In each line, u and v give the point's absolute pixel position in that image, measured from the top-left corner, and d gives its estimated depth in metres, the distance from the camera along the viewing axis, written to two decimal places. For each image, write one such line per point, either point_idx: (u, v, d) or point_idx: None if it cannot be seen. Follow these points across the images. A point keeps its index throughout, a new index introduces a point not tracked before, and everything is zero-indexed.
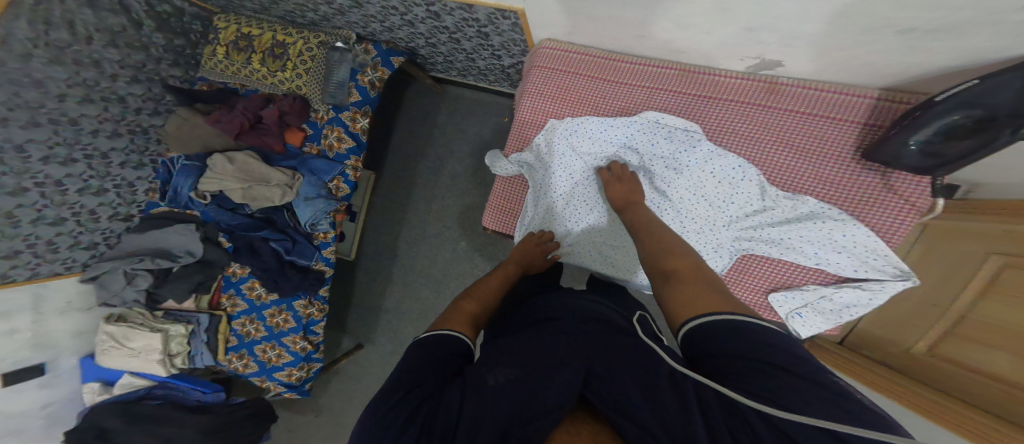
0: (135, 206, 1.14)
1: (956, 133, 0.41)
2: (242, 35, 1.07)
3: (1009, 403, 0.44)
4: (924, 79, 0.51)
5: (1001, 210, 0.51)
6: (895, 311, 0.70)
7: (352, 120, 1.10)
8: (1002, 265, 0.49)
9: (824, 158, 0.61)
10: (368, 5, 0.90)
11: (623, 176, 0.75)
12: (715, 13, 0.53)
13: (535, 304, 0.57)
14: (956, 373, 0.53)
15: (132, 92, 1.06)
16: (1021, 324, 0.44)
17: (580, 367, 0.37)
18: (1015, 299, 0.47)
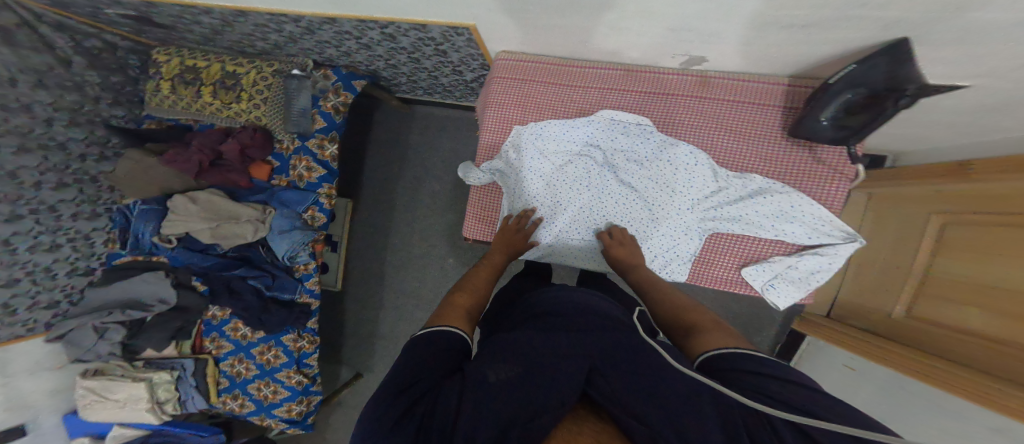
0: (95, 259, 1.20)
1: (856, 108, 0.48)
2: (186, 67, 1.13)
3: (990, 352, 0.53)
4: (818, 66, 0.55)
5: (948, 194, 0.67)
6: (873, 283, 0.82)
7: (319, 147, 1.12)
8: (949, 225, 0.66)
9: (760, 139, 0.62)
10: (321, 31, 0.89)
11: (625, 240, 0.70)
12: (645, 15, 0.52)
13: (529, 300, 0.55)
14: (933, 331, 0.65)
15: (73, 137, 1.10)
16: (983, 280, 0.57)
17: (584, 361, 0.36)
18: (969, 258, 0.60)
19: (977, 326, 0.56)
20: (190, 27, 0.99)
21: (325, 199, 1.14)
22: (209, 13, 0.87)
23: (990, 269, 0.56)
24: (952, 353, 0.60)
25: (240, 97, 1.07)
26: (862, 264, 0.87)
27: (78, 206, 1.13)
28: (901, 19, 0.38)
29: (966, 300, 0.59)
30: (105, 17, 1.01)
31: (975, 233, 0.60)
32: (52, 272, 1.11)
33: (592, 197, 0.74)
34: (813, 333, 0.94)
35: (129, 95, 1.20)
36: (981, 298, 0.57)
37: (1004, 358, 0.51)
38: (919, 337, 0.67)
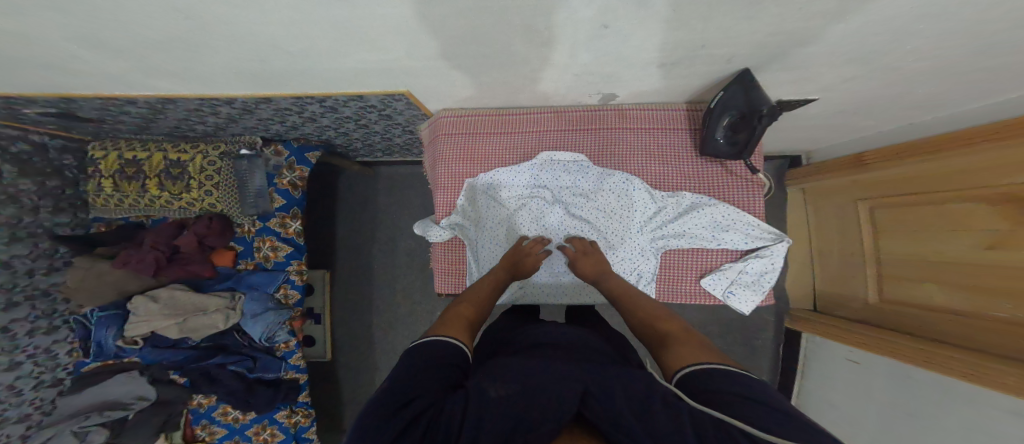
0: (62, 369, 1.15)
1: (738, 127, 0.59)
2: (127, 161, 1.10)
3: (966, 327, 0.64)
4: (703, 91, 0.63)
5: (875, 186, 0.81)
6: (838, 268, 0.94)
7: (282, 225, 1.15)
8: (874, 209, 0.82)
9: (680, 160, 0.69)
10: (260, 110, 0.89)
11: (585, 248, 0.73)
12: (572, 44, 0.54)
13: (517, 337, 0.59)
14: (905, 310, 0.76)
15: (16, 254, 1.04)
16: (931, 254, 0.70)
17: (577, 385, 0.37)
18: (908, 237, 0.75)
19: (943, 303, 0.68)
20: (120, 117, 0.98)
21: (296, 275, 1.16)
22: (138, 103, 0.87)
23: (942, 251, 0.68)
24: (932, 331, 0.70)
25: (190, 186, 1.06)
26: (824, 257, 0.99)
27: (34, 322, 1.08)
28: (783, 17, 0.42)
29: (926, 279, 0.71)
30: (27, 119, 0.95)
31: (899, 214, 0.76)
32: (16, 388, 1.06)
33: (551, 233, 0.78)
34: (804, 328, 1.01)
35: (70, 199, 1.14)
36: (936, 276, 0.69)
37: (984, 332, 0.61)
38: (899, 318, 0.77)
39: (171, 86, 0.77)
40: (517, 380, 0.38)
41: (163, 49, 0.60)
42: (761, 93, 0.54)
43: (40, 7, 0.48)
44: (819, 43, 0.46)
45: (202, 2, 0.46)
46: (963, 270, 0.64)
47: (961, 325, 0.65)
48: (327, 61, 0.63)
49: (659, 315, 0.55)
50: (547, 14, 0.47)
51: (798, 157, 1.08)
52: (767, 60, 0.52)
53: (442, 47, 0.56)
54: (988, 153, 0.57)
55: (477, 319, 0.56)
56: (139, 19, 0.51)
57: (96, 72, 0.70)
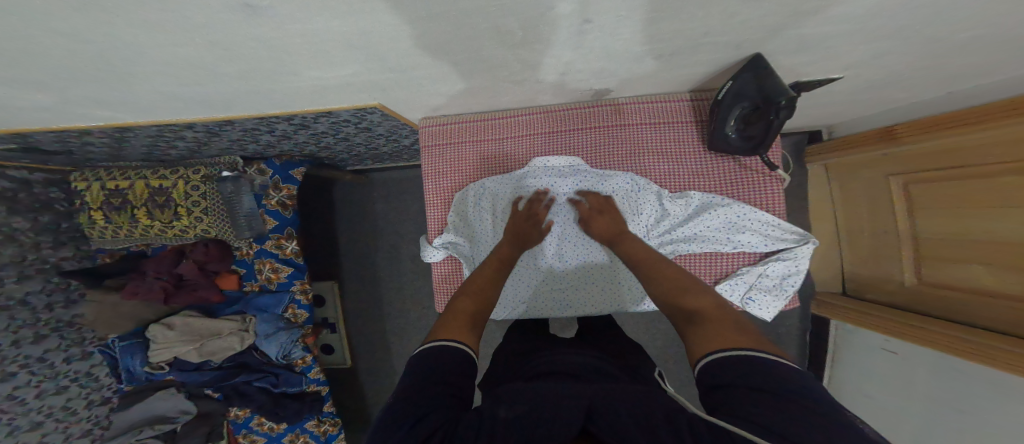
0: (107, 389, 1.22)
1: (751, 119, 0.52)
2: (110, 191, 1.05)
3: (1019, 314, 0.57)
4: (708, 80, 0.56)
5: (912, 158, 0.73)
6: (864, 244, 0.88)
7: (278, 247, 1.10)
8: (908, 183, 0.74)
9: (686, 156, 0.62)
10: (227, 132, 0.82)
11: (602, 206, 0.64)
12: (558, 41, 0.45)
13: (521, 362, 0.53)
14: (949, 294, 0.69)
15: (31, 290, 1.04)
16: (975, 233, 0.63)
17: (581, 403, 0.35)
18: (950, 215, 0.67)
19: (990, 286, 0.62)
20: (89, 147, 0.92)
21: (301, 295, 1.14)
22: (94, 133, 0.81)
23: (990, 228, 0.60)
24: (985, 317, 0.64)
25: (178, 214, 1.02)
26: (850, 236, 0.91)
27: (68, 350, 1.12)
28: None
29: (969, 259, 0.64)
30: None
31: (941, 189, 0.68)
32: (71, 408, 1.13)
33: (551, 244, 0.71)
34: (833, 315, 0.93)
35: (69, 232, 1.13)
36: (984, 258, 0.62)
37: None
38: (944, 302, 0.70)
39: (123, 117, 0.70)
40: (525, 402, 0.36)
41: (89, 81, 0.53)
42: (777, 80, 0.46)
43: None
44: (865, 15, 0.37)
45: (103, 31, 0.39)
46: (1011, 251, 0.57)
47: (1016, 312, 0.58)
48: (278, 81, 0.55)
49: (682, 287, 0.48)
50: (513, 13, 0.38)
51: (817, 132, 0.97)
52: (797, 36, 0.42)
53: (405, 55, 0.47)
54: None
55: (481, 306, 0.52)
56: (44, 54, 0.44)
57: (34, 109, 0.63)
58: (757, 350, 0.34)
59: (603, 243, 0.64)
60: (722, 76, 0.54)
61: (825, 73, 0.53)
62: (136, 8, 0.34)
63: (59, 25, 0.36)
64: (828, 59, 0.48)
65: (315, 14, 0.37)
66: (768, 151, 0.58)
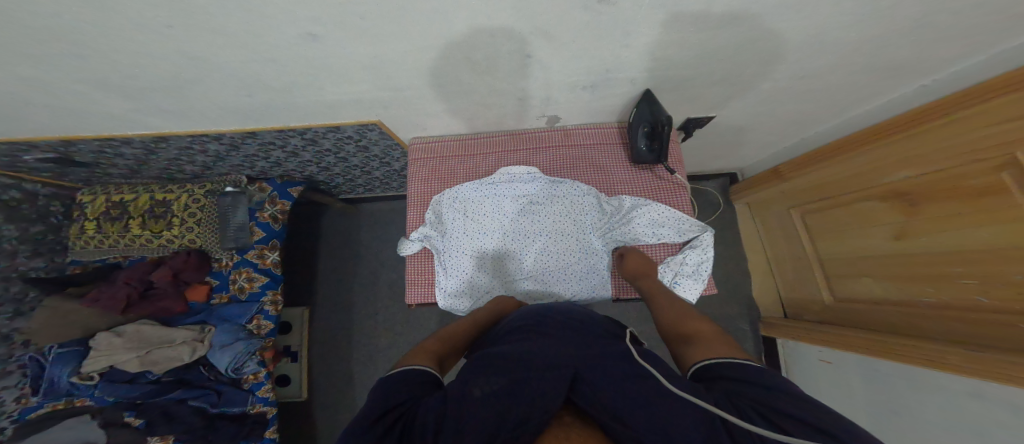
0: (5, 417, 1.02)
1: (654, 137, 0.71)
2: (113, 204, 1.14)
3: (907, 316, 0.72)
4: (624, 111, 0.78)
5: (801, 194, 0.94)
6: (789, 270, 1.04)
7: (260, 257, 1.17)
8: (805, 216, 0.94)
9: (618, 169, 0.81)
10: (246, 145, 0.98)
11: (628, 251, 0.76)
12: (516, 72, 0.65)
13: (499, 332, 0.58)
14: (855, 307, 0.84)
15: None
16: (858, 253, 0.81)
17: (568, 371, 0.40)
18: (837, 239, 0.86)
19: (885, 295, 0.77)
20: (115, 161, 1.04)
21: (269, 306, 1.16)
22: (133, 143, 0.94)
23: (868, 246, 0.78)
24: (884, 323, 0.78)
25: (171, 224, 1.10)
26: (778, 264, 1.08)
27: None
28: (670, 38, 0.54)
29: (861, 273, 0.81)
30: (24, 165, 1.00)
31: (824, 218, 0.88)
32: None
33: (515, 239, 0.82)
34: (780, 334, 1.04)
35: (49, 244, 1.15)
36: (871, 272, 0.79)
37: (925, 319, 0.68)
38: (853, 314, 0.85)
39: (169, 126, 0.86)
40: (506, 376, 0.40)
41: (165, 90, 0.70)
42: (660, 109, 0.69)
43: (57, 52, 0.56)
44: (701, 61, 0.59)
45: (205, 48, 0.57)
46: (891, 262, 0.74)
47: (905, 314, 0.72)
48: (304, 96, 0.73)
49: (689, 314, 0.55)
50: (479, 47, 0.58)
51: (735, 174, 1.23)
52: (669, 76, 0.64)
53: (401, 82, 0.67)
54: (888, 151, 0.70)
55: (446, 347, 0.56)
56: (146, 61, 0.60)
57: (99, 114, 0.78)
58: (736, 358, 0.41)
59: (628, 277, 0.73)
60: (625, 107, 0.77)
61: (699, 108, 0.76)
62: (241, 33, 0.53)
63: (175, 39, 0.54)
64: (698, 97, 0.71)
65: (349, 45, 0.56)
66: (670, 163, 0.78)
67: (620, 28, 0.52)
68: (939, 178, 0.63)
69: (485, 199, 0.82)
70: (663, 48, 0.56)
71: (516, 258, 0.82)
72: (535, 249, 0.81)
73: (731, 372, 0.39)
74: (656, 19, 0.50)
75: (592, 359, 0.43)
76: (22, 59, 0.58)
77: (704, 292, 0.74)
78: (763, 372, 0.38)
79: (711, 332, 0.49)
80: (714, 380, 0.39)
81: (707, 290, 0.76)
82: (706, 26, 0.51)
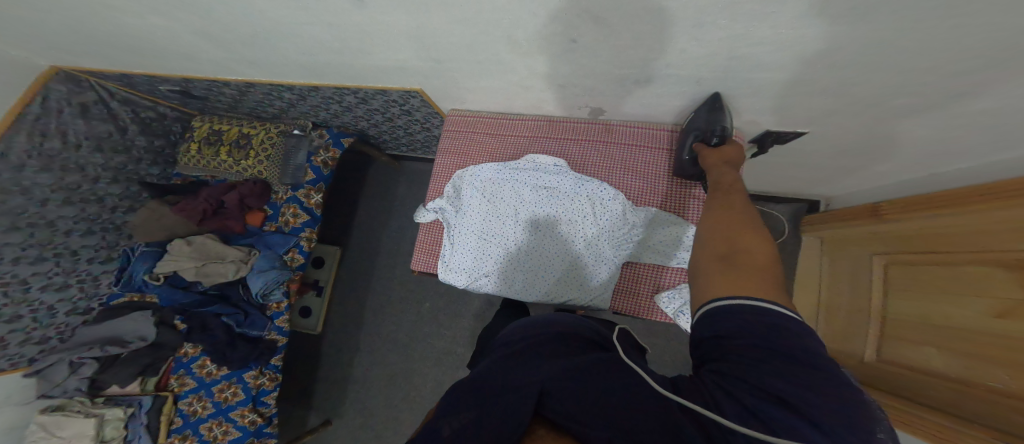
0: (96, 299, 1.25)
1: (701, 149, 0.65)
2: (212, 132, 1.34)
3: (954, 396, 0.60)
4: (680, 111, 0.70)
5: (903, 237, 0.78)
6: (841, 321, 0.90)
7: (307, 196, 1.27)
8: (886, 264, 0.80)
9: (656, 176, 0.74)
10: (311, 97, 1.07)
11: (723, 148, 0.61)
12: (561, 55, 0.60)
13: (502, 339, 0.50)
14: (899, 374, 0.71)
15: (110, 193, 1.27)
16: (930, 318, 0.67)
17: (534, 387, 0.32)
18: (913, 294, 0.72)
19: (936, 367, 0.64)
20: (218, 97, 1.21)
21: (305, 242, 1.26)
22: (230, 86, 1.08)
23: (946, 314, 0.64)
24: (924, 396, 0.66)
25: (248, 155, 1.27)
26: (830, 309, 0.95)
27: (96, 251, 1.25)
28: (743, 31, 0.46)
29: (924, 342, 0.67)
30: (158, 92, 1.22)
31: (909, 271, 0.74)
32: (54, 310, 1.16)
33: (527, 228, 0.78)
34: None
35: (166, 157, 1.40)
36: (932, 340, 0.66)
37: (972, 401, 0.56)
38: (893, 380, 0.73)
39: (253, 75, 0.97)
40: (473, 405, 0.32)
41: (248, 42, 0.78)
42: (722, 116, 0.62)
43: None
44: (781, 59, 0.50)
45: (279, 10, 0.62)
46: (962, 337, 0.60)
47: (950, 394, 0.60)
48: (358, 59, 0.76)
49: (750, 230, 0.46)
50: (519, 27, 0.55)
51: (816, 202, 1.11)
52: (731, 75, 0.56)
53: (440, 55, 0.68)
54: (1022, 208, 0.54)
55: None
56: (231, 13, 0.68)
57: (202, 58, 0.91)
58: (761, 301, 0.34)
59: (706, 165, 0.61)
60: (674, 109, 0.70)
61: (765, 116, 0.66)
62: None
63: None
64: (760, 102, 0.62)
65: (392, 13, 0.57)
66: None
67: (682, 15, 0.45)
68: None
69: (504, 182, 0.79)
70: (730, 45, 0.49)
71: (522, 248, 0.78)
72: (544, 244, 0.77)
73: (734, 329, 0.33)
74: (730, 8, 0.42)
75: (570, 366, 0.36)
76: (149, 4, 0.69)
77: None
78: (768, 330, 0.31)
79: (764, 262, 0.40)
80: (707, 345, 0.34)
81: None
82: (791, 19, 0.42)
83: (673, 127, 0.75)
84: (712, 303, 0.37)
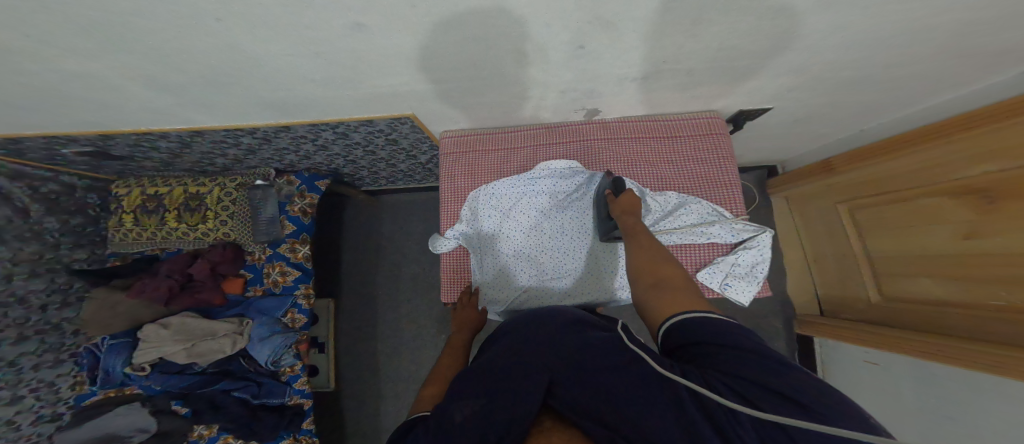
0: (63, 403, 1.08)
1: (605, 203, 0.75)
2: (148, 196, 1.12)
3: (968, 320, 0.71)
4: (680, 99, 0.74)
5: (853, 186, 0.93)
6: (832, 267, 1.06)
7: (291, 250, 1.17)
8: (851, 209, 0.95)
9: (662, 163, 0.79)
10: (277, 140, 0.96)
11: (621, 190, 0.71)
12: (573, 60, 0.60)
13: (506, 325, 0.57)
14: (909, 308, 0.84)
15: (32, 289, 1.04)
16: (914, 255, 0.80)
17: (543, 378, 0.38)
18: (888, 234, 0.86)
19: (940, 295, 0.76)
20: (150, 154, 1.02)
21: (303, 299, 1.17)
22: (169, 136, 0.91)
23: (928, 245, 0.77)
24: (945, 326, 0.76)
25: (205, 217, 1.08)
26: (819, 260, 1.11)
27: (42, 356, 1.04)
28: (741, 27, 0.50)
29: (918, 273, 0.80)
30: (61, 159, 0.99)
31: (874, 213, 0.89)
32: (15, 424, 1.00)
33: (552, 236, 0.82)
34: (818, 333, 1.08)
35: (90, 236, 1.17)
36: (926, 273, 0.78)
37: (982, 321, 0.68)
38: (907, 315, 0.85)
39: (207, 121, 0.84)
40: (488, 391, 0.38)
41: (204, 81, 0.66)
42: (620, 179, 0.74)
43: (83, 41, 0.53)
44: (791, 41, 0.54)
45: (249, 39, 0.54)
46: (954, 262, 0.72)
47: (967, 317, 0.71)
48: (343, 87, 0.70)
49: (663, 260, 0.56)
50: (530, 37, 0.54)
51: (773, 167, 1.26)
52: (736, 65, 0.60)
53: (440, 77, 0.65)
54: (956, 141, 0.68)
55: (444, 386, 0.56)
56: (190, 53, 0.58)
57: (142, 109, 0.76)
58: (694, 313, 0.43)
59: (617, 209, 0.68)
60: (669, 100, 0.74)
61: (748, 98, 0.73)
62: (279, 19, 0.49)
63: (222, 31, 0.52)
64: (750, 82, 0.67)
65: (393, 32, 0.52)
66: (713, 160, 0.78)
67: (701, 13, 0.47)
68: (1005, 179, 0.60)
69: (524, 195, 0.81)
70: (735, 37, 0.52)
71: (553, 257, 0.81)
72: (574, 248, 0.81)
73: (703, 333, 0.39)
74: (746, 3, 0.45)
75: (581, 348, 0.43)
76: (62, 51, 0.55)
77: (756, 293, 0.75)
78: (721, 333, 0.38)
79: (682, 284, 0.51)
80: (688, 339, 0.40)
81: (759, 293, 0.76)
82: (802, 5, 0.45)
83: (667, 116, 0.81)
84: (671, 319, 0.45)
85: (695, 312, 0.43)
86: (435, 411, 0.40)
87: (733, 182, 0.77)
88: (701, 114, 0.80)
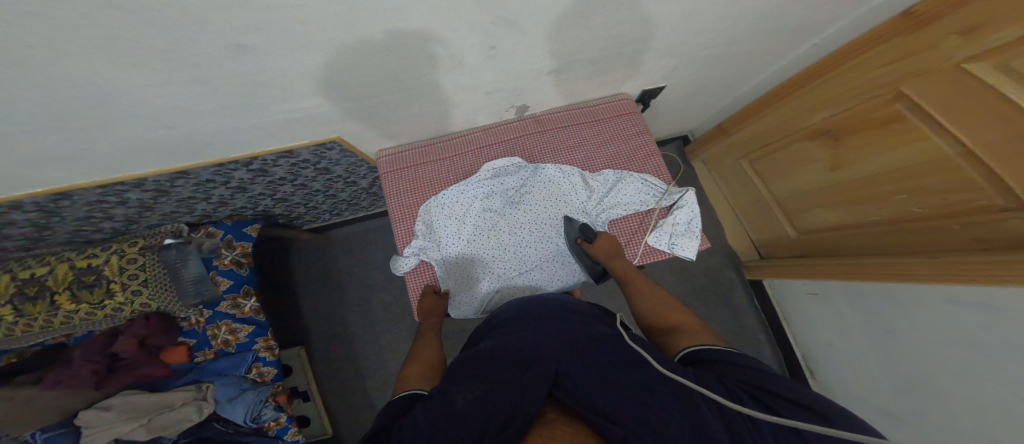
0: None
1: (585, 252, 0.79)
2: (22, 281, 0.93)
3: (866, 236, 0.84)
4: (592, 85, 0.78)
5: (750, 140, 1.07)
6: (755, 211, 1.18)
7: (235, 306, 1.08)
8: (755, 161, 1.09)
9: (591, 145, 0.83)
10: (179, 189, 0.88)
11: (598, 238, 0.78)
12: (487, 61, 0.60)
13: (496, 315, 0.62)
14: (819, 237, 0.97)
15: None
16: (810, 191, 0.94)
17: (548, 369, 0.41)
18: (787, 177, 1.00)
19: (840, 221, 0.89)
20: (10, 231, 0.86)
21: (265, 352, 1.11)
22: (26, 206, 0.78)
23: (819, 180, 0.90)
24: (852, 247, 0.89)
25: (111, 291, 0.96)
26: (742, 210, 1.25)
27: None
28: (620, 15, 0.55)
29: (817, 206, 0.94)
30: None
31: (773, 161, 1.02)
32: None
33: (509, 233, 0.82)
34: (762, 275, 1.20)
35: None
36: (824, 205, 0.92)
37: (876, 235, 0.81)
38: (820, 243, 0.98)
39: (97, 178, 0.73)
40: (485, 380, 0.41)
41: (69, 133, 0.57)
42: (588, 227, 0.78)
43: None
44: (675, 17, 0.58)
45: (110, 76, 0.46)
46: (841, 190, 0.85)
47: (864, 235, 0.84)
48: (247, 118, 0.64)
49: (673, 307, 0.63)
50: (435, 44, 0.53)
51: (687, 135, 1.38)
52: (633, 46, 0.65)
53: (352, 99, 0.64)
54: (818, 87, 0.81)
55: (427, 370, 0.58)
56: (37, 102, 0.48)
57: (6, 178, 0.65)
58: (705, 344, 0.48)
59: (601, 256, 0.77)
60: (582, 88, 0.78)
61: (646, 78, 0.81)
62: (147, 53, 0.44)
63: (79, 76, 0.45)
64: (647, 61, 0.72)
65: (289, 53, 0.49)
66: (634, 134, 0.83)
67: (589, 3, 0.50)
68: (858, 111, 0.73)
69: (473, 198, 0.82)
70: (621, 22, 0.56)
71: (513, 256, 0.82)
72: (532, 242, 0.82)
73: (721, 364, 0.43)
74: None
75: (569, 342, 0.46)
76: None
77: (698, 247, 0.81)
78: (737, 362, 0.42)
79: (692, 324, 0.56)
80: (708, 367, 0.44)
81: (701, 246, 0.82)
82: None
83: (585, 103, 0.87)
84: (683, 350, 0.50)
85: (707, 345, 0.48)
86: (433, 393, 0.43)
87: (653, 150, 0.83)
88: (617, 97, 0.88)
